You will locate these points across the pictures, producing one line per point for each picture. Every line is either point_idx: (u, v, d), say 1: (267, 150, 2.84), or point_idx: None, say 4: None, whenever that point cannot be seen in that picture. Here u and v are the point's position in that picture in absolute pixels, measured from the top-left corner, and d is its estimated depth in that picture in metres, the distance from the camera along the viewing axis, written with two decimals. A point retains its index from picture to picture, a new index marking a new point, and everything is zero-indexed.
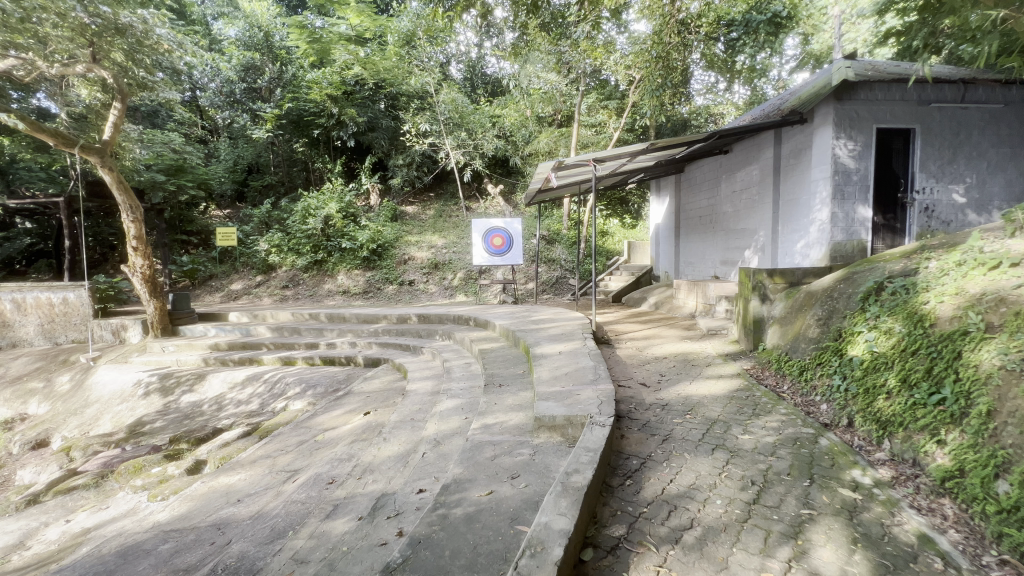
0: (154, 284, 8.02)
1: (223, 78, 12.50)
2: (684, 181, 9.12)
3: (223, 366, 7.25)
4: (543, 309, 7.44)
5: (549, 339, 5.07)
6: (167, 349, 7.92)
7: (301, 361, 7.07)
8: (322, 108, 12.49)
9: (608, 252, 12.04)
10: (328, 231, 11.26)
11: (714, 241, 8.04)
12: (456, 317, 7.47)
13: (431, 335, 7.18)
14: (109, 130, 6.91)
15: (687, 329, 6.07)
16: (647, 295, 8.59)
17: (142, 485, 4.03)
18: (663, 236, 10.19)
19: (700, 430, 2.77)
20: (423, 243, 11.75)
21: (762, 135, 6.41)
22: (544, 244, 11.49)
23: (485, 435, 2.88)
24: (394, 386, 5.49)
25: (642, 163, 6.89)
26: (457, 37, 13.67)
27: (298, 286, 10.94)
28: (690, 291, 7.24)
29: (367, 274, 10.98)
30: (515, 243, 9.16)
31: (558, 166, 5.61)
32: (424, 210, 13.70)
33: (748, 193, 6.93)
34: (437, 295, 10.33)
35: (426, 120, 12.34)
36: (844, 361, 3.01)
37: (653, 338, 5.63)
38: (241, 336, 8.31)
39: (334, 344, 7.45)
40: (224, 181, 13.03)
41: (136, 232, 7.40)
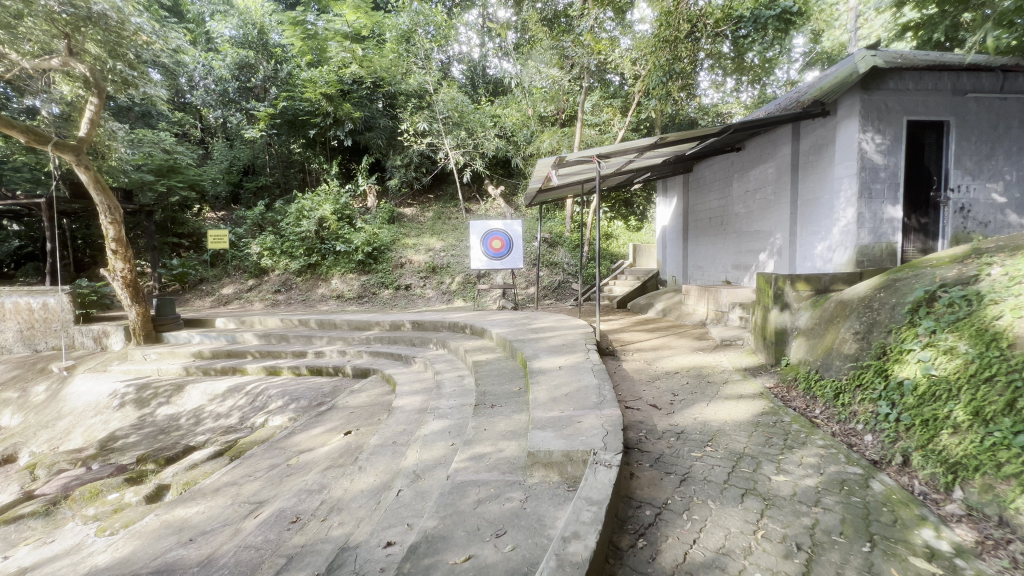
0: (136, 289, 7.63)
1: (216, 76, 12.17)
2: (692, 181, 8.70)
3: (205, 376, 6.86)
4: (544, 316, 7.01)
5: (548, 351, 4.65)
6: (148, 357, 7.56)
7: (287, 371, 6.68)
8: (318, 107, 12.16)
9: (612, 255, 11.61)
10: (322, 233, 10.90)
11: (725, 244, 7.60)
12: (452, 324, 7.06)
13: (425, 343, 6.78)
14: (86, 126, 6.47)
15: (699, 339, 5.63)
16: (654, 301, 8.15)
17: (94, 515, 3.62)
18: (670, 239, 9.76)
19: (725, 468, 2.33)
20: (420, 246, 11.37)
21: (778, 130, 5.98)
22: (545, 247, 11.08)
23: (470, 471, 2.45)
24: (381, 401, 5.07)
25: (649, 160, 6.44)
26: (458, 36, 13.39)
27: (291, 290, 10.56)
28: (700, 298, 6.82)
29: (362, 278, 10.59)
30: (515, 245, 8.75)
31: (559, 163, 5.16)
32: (422, 212, 13.31)
33: (763, 192, 6.50)
34: (434, 300, 9.93)
35: (424, 118, 11.83)
36: (891, 385, 2.57)
37: (662, 349, 5.19)
38: (227, 343, 7.93)
39: (323, 352, 7.06)
40: (218, 183, 12.70)
41: (115, 234, 7.00)
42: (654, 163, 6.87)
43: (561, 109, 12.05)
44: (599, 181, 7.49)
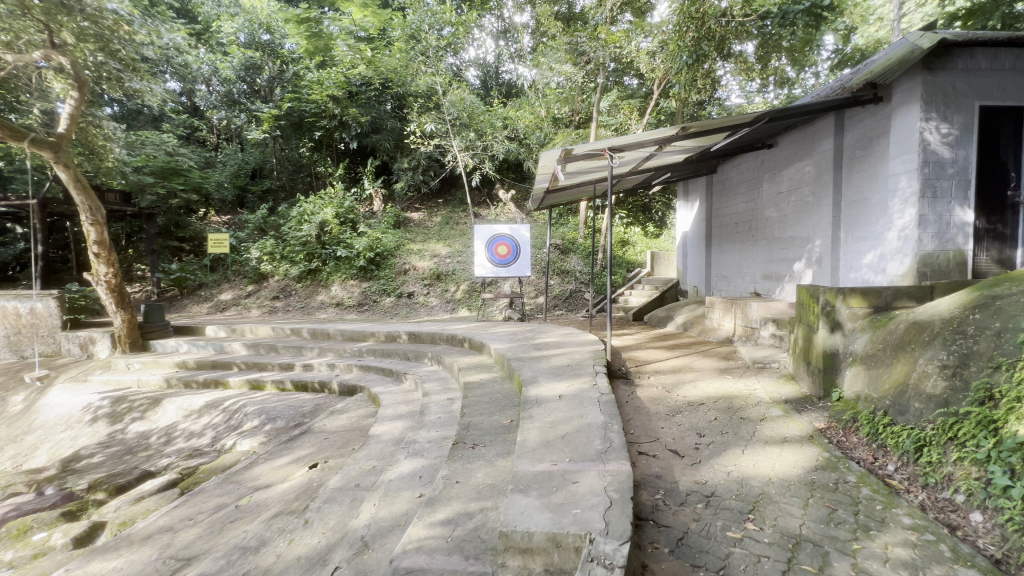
0: (121, 294, 7.24)
1: (222, 78, 11.94)
2: (716, 184, 8.00)
3: (187, 390, 6.40)
4: (551, 330, 6.37)
5: (549, 373, 4.00)
6: (132, 367, 7.15)
7: (271, 386, 6.16)
8: (324, 109, 11.82)
9: (629, 263, 10.89)
10: (323, 238, 10.47)
11: (754, 252, 6.86)
12: (450, 337, 6.46)
13: (420, 357, 6.20)
14: (65, 122, 6.09)
15: (726, 360, 4.92)
16: (673, 314, 7.42)
17: (9, 561, 3.09)
18: (691, 247, 9.02)
19: (778, 562, 1.66)
20: (425, 252, 10.84)
21: (819, 122, 5.26)
22: (556, 254, 10.44)
23: (425, 550, 1.81)
24: (361, 424, 4.48)
25: (668, 158, 5.76)
26: (473, 39, 13.12)
27: (289, 297, 10.13)
28: (727, 312, 6.10)
29: (363, 285, 10.11)
30: (522, 251, 8.13)
31: (566, 155, 4.49)
32: (430, 216, 12.78)
33: (799, 193, 5.76)
34: (437, 309, 9.36)
35: (432, 119, 11.21)
36: (1007, 445, 1.88)
37: (684, 372, 4.49)
38: (215, 352, 7.47)
39: (312, 365, 6.53)
40: (224, 187, 12.43)
41: (97, 236, 6.60)
42: (675, 162, 6.19)
43: (575, 110, 11.43)
44: (613, 182, 6.83)
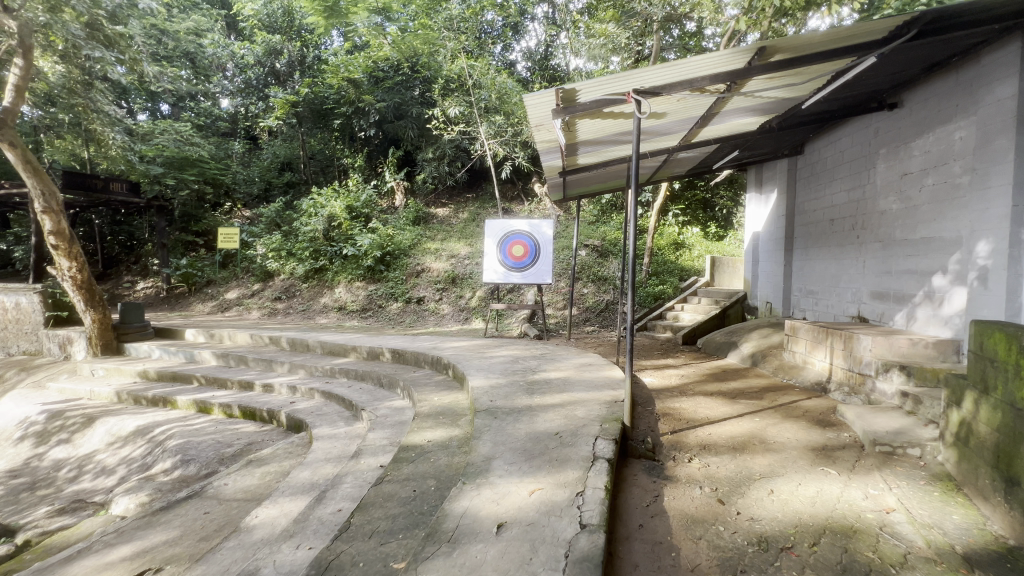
0: (91, 291, 6.52)
1: (243, 64, 11.44)
2: (804, 168, 6.06)
3: (134, 407, 5.47)
4: (564, 358, 4.78)
5: (518, 449, 2.47)
6: (96, 373, 6.39)
7: (218, 410, 5.07)
8: (343, 95, 11.18)
9: (682, 269, 8.98)
10: (331, 233, 9.57)
11: (859, 259, 4.88)
12: (433, 359, 5.06)
13: (393, 386, 4.85)
14: (8, 93, 5.35)
15: (821, 430, 3.11)
16: (737, 340, 5.57)
17: None
18: (764, 252, 7.07)
19: None
20: (443, 252, 9.54)
21: (988, 58, 3.32)
22: (593, 257, 8.81)
23: None
24: (264, 493, 3.16)
25: (733, 123, 4.04)
26: (523, 31, 12.04)
27: (292, 298, 9.22)
28: (818, 346, 4.23)
29: (369, 287, 8.98)
30: (542, 252, 6.57)
31: (568, 96, 2.83)
32: (456, 212, 11.47)
33: (943, 172, 3.79)
34: (447, 319, 8.03)
35: (457, 102, 9.79)
36: None
37: (749, 452, 2.77)
38: (185, 361, 6.54)
39: (272, 386, 5.37)
40: (252, 181, 11.91)
41: (53, 225, 5.86)
42: (746, 132, 4.41)
43: None
44: (658, 166, 5.15)
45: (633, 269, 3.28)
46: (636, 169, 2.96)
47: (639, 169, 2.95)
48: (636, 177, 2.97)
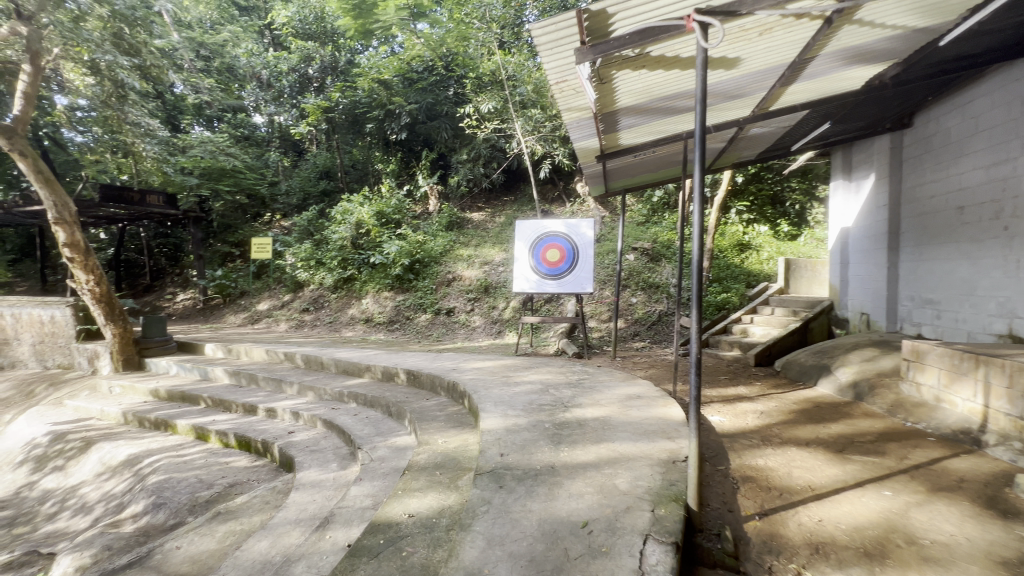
0: (111, 304, 6.32)
1: (276, 72, 11.47)
2: (915, 145, 4.79)
3: (137, 430, 5.09)
4: (605, 386, 3.86)
5: (522, 558, 1.60)
6: (113, 390, 6.15)
7: (214, 438, 4.56)
8: (375, 98, 10.85)
9: (749, 274, 7.73)
10: (359, 241, 9.14)
11: (1008, 258, 3.62)
12: (449, 385, 4.29)
13: (401, 417, 4.11)
14: (18, 102, 5.35)
15: (1002, 523, 2.03)
16: (830, 363, 4.41)
17: None
18: (857, 252, 5.79)
19: None
20: (476, 259, 8.83)
21: None
22: (642, 262, 7.80)
23: None
24: (211, 569, 2.48)
25: (833, 77, 3.00)
26: None
27: (320, 309, 8.84)
28: (960, 378, 3.07)
29: (398, 297, 8.41)
30: (581, 257, 5.63)
31: (597, 22, 1.98)
32: (492, 216, 10.75)
33: None
34: (478, 332, 7.27)
35: (490, 97, 9.11)
36: None
37: (895, 564, 1.75)
38: (200, 378, 6.18)
39: (275, 410, 4.81)
40: (291, 193, 11.63)
41: (66, 236, 5.71)
42: (845, 93, 3.34)
43: None
44: (722, 148, 4.14)
45: (697, 282, 2.19)
46: (702, 123, 1.91)
47: (706, 124, 1.90)
48: (702, 138, 1.92)
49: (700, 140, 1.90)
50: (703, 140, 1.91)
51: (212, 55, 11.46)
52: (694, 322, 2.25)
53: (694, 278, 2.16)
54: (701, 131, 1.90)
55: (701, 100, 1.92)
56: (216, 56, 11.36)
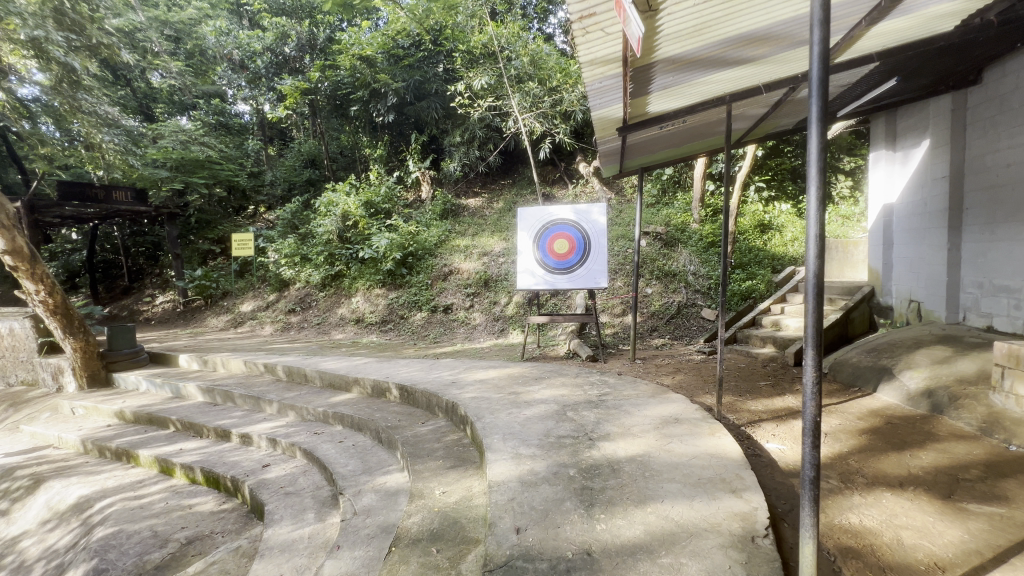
0: (69, 314, 5.70)
1: (249, 52, 10.64)
2: (980, 107, 4.13)
3: (97, 461, 4.48)
4: (634, 407, 3.22)
5: None
6: (76, 412, 5.53)
7: (180, 472, 3.96)
8: (358, 77, 10.01)
9: (774, 257, 7.06)
10: (347, 234, 8.46)
11: None
12: (447, 406, 3.66)
13: (392, 447, 3.49)
14: None
15: None
16: (890, 365, 3.78)
17: None
18: (901, 231, 5.13)
19: None
20: (474, 249, 8.14)
21: None
22: (656, 248, 7.13)
23: None
24: None
25: (928, 11, 2.33)
26: None
27: (307, 310, 8.19)
28: None
29: (390, 295, 7.74)
30: (593, 247, 4.96)
31: None
32: (489, 202, 10.01)
33: None
34: (479, 331, 6.64)
35: (483, 72, 8.32)
36: None
37: None
38: (172, 395, 5.56)
39: (249, 437, 4.18)
40: (276, 183, 11.04)
41: (6, 243, 5.04)
42: (934, 36, 2.65)
43: None
44: (763, 115, 3.37)
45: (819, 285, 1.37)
46: (820, 61, 1.37)
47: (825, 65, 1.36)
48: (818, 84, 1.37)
49: (818, 85, 1.35)
50: (821, 84, 1.36)
51: (179, 36, 10.61)
52: (811, 366, 1.40)
53: (812, 286, 1.35)
54: (819, 71, 1.36)
55: (820, 24, 1.36)
56: (184, 36, 10.52)
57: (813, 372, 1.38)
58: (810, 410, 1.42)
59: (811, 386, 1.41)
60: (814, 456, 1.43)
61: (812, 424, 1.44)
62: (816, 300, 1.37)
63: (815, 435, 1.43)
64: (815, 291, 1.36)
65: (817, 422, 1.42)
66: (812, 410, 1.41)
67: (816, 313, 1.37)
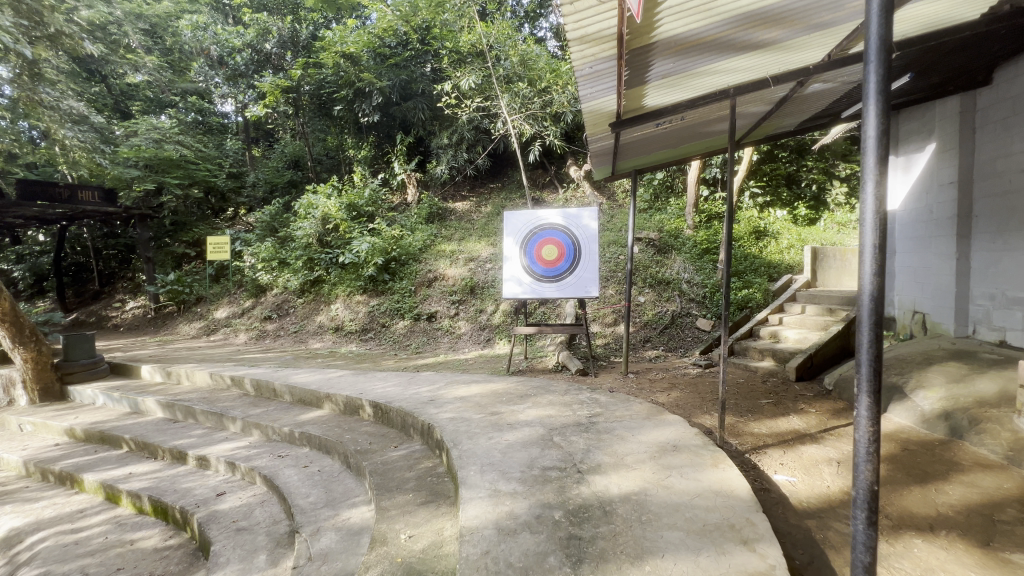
0: (18, 322, 5.29)
1: (229, 48, 10.28)
2: (990, 109, 3.92)
3: (38, 486, 4.07)
4: (628, 432, 2.91)
5: None
6: (25, 428, 5.11)
7: (126, 501, 3.57)
8: (342, 76, 9.69)
9: (770, 264, 6.83)
10: (327, 238, 8.10)
11: None
12: (423, 429, 3.33)
13: (360, 474, 3.15)
14: None
15: None
16: (901, 383, 3.51)
17: None
18: (904, 239, 4.89)
19: None
20: (460, 254, 7.83)
21: None
22: (649, 254, 6.87)
23: None
24: None
25: None
26: None
27: (284, 317, 7.81)
28: None
29: (371, 301, 7.38)
30: (582, 254, 4.67)
31: None
32: (477, 206, 9.71)
33: None
34: (464, 341, 6.31)
35: (471, 71, 8.05)
36: None
37: None
38: (130, 411, 5.15)
39: (206, 460, 3.80)
40: (257, 184, 10.67)
41: None
42: (958, 25, 2.41)
43: None
44: (768, 112, 3.10)
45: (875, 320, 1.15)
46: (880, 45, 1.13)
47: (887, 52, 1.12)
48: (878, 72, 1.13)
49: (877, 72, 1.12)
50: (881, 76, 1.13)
51: (155, 30, 10.22)
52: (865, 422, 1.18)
53: (869, 324, 1.14)
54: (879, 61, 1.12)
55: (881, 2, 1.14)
56: (159, 31, 10.14)
57: (869, 430, 1.17)
58: (864, 478, 1.19)
59: (865, 448, 1.18)
60: (868, 535, 1.20)
61: (864, 494, 1.21)
62: (874, 339, 1.15)
63: (870, 511, 1.19)
64: (873, 329, 1.15)
65: (872, 494, 1.19)
66: (867, 477, 1.18)
67: (874, 353, 1.15)
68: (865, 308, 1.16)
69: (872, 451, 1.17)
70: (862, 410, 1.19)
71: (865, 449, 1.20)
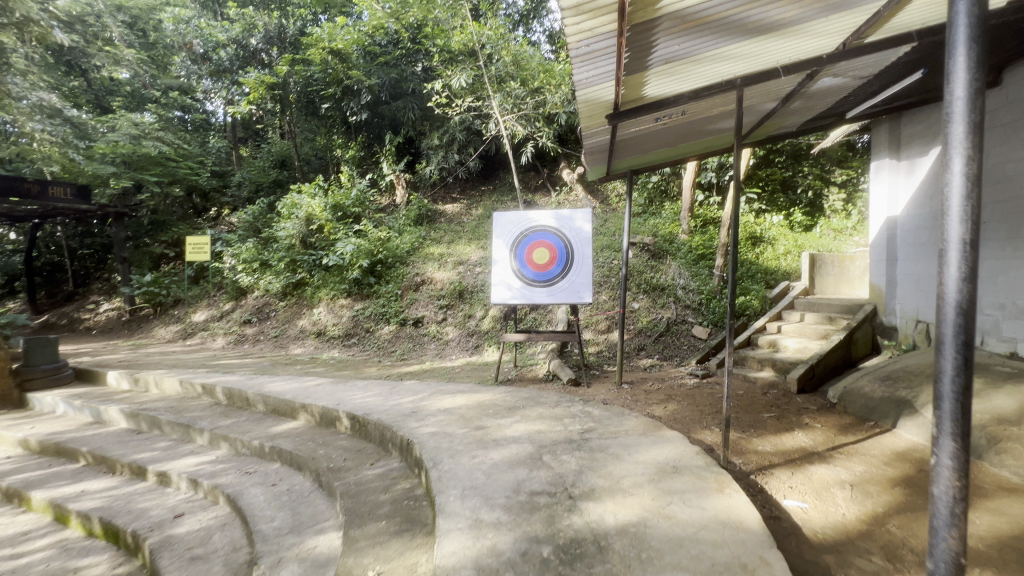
0: None
1: (213, 43, 10.00)
2: (998, 112, 3.78)
3: None
4: (624, 451, 2.67)
5: None
6: None
7: (76, 521, 3.26)
8: (330, 73, 9.44)
9: (766, 271, 6.66)
10: (311, 239, 7.82)
11: None
12: (402, 445, 3.07)
13: (331, 495, 2.88)
14: None
15: None
16: (910, 396, 3.32)
17: None
18: (906, 246, 4.73)
19: None
20: (449, 257, 7.58)
21: None
22: (643, 259, 6.68)
23: None
24: None
25: None
26: None
27: (265, 321, 7.50)
28: None
29: (356, 305, 7.10)
30: (575, 258, 4.45)
31: None
32: (468, 209, 9.48)
33: None
34: (451, 348, 6.06)
35: (462, 70, 7.85)
36: None
37: None
38: (92, 420, 4.82)
39: (167, 476, 3.50)
40: (242, 184, 10.36)
41: None
42: None
43: None
44: (775, 108, 2.91)
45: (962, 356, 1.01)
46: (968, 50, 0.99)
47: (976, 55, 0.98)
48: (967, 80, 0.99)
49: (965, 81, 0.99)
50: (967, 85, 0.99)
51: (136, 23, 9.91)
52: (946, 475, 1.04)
53: (953, 359, 1.00)
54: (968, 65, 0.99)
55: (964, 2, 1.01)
56: (140, 23, 9.84)
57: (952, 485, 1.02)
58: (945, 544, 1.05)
59: (945, 507, 1.04)
60: None
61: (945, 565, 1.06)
62: (960, 381, 1.01)
63: None
64: (957, 373, 1.01)
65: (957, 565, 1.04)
66: (953, 545, 1.03)
67: (959, 396, 1.01)
68: (947, 347, 1.03)
69: (958, 513, 1.02)
70: (945, 460, 1.04)
71: (947, 511, 1.05)
